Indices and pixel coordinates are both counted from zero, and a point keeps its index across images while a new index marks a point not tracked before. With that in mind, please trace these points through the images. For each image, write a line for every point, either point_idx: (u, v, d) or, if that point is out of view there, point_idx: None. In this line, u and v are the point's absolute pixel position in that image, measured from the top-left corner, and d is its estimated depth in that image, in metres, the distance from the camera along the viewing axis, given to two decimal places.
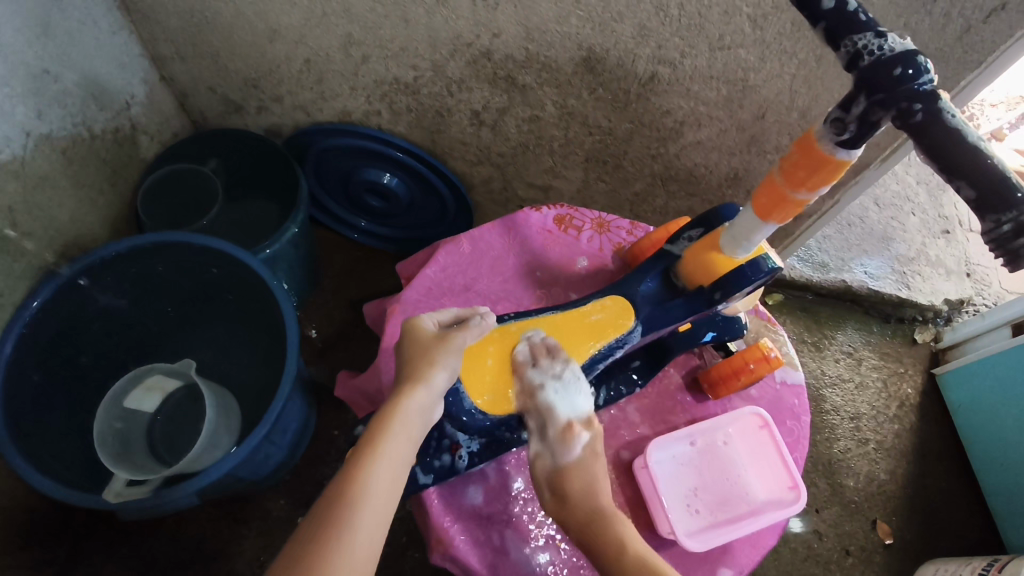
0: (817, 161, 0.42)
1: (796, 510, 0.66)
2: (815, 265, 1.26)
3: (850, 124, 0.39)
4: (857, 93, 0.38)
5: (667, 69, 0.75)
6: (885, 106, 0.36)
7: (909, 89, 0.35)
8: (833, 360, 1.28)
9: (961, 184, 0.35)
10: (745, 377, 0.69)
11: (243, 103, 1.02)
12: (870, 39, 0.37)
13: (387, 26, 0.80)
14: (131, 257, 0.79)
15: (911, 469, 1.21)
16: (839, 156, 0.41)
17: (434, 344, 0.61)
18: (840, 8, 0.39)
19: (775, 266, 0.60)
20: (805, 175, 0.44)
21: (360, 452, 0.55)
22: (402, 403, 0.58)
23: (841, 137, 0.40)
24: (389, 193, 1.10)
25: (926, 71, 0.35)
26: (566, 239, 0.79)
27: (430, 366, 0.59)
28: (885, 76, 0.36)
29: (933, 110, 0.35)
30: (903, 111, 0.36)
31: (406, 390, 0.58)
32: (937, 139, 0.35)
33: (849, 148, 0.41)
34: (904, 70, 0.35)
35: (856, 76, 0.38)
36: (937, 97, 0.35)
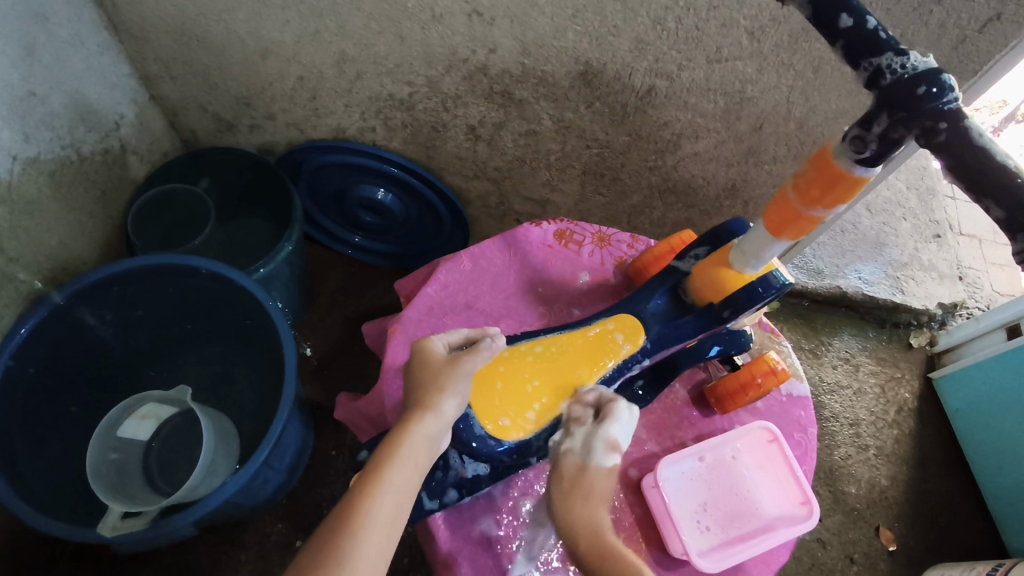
0: (835, 179, 0.42)
1: (808, 527, 0.64)
2: (810, 271, 1.26)
3: (871, 143, 0.38)
4: (879, 111, 0.37)
5: (665, 82, 0.75)
6: (909, 123, 0.36)
7: (935, 107, 0.34)
8: (831, 366, 1.28)
9: (987, 203, 0.35)
10: (753, 392, 0.68)
11: (235, 121, 1.01)
12: (891, 58, 0.36)
13: (382, 42, 0.79)
14: (123, 282, 0.77)
15: (912, 475, 1.21)
16: (856, 173, 0.41)
17: (443, 368, 0.60)
18: (859, 26, 0.38)
19: (786, 282, 0.59)
20: (823, 192, 0.43)
21: (367, 478, 0.54)
22: (410, 429, 0.56)
23: (861, 155, 0.40)
24: (383, 210, 1.09)
25: (951, 90, 0.34)
26: (567, 254, 0.78)
27: (439, 391, 0.59)
28: (908, 94, 0.35)
29: (959, 128, 0.34)
30: (928, 129, 0.35)
31: (415, 415, 0.57)
32: (963, 156, 0.34)
33: (869, 166, 0.40)
34: (928, 88, 0.34)
35: (877, 94, 0.37)
36: (963, 115, 0.34)
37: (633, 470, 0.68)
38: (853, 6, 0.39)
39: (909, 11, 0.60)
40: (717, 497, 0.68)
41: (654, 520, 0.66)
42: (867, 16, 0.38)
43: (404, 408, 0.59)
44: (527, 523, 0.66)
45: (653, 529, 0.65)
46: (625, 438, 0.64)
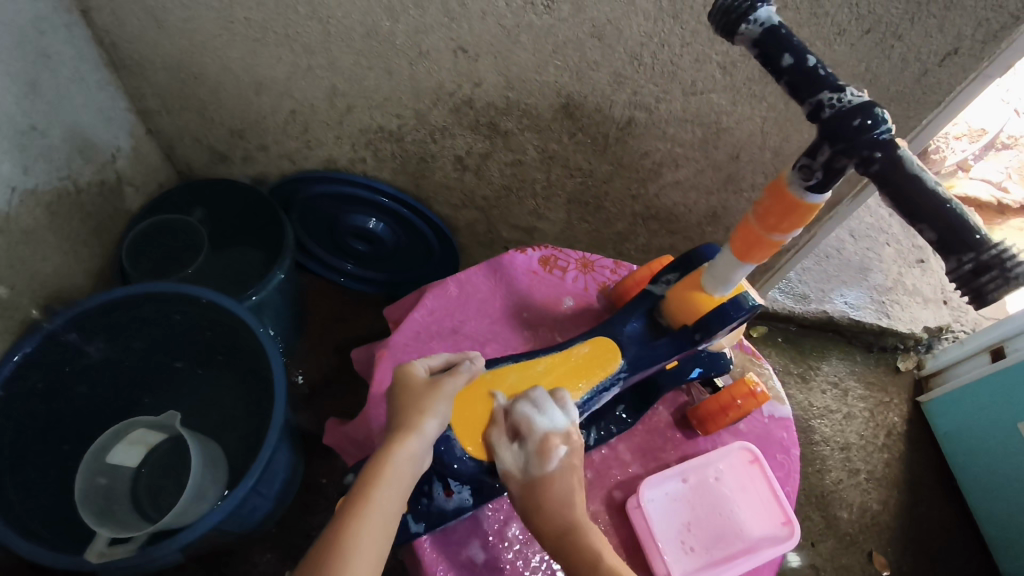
0: (790, 207, 0.44)
1: (790, 546, 0.65)
2: (796, 296, 1.28)
3: (817, 170, 0.41)
4: (822, 141, 0.40)
5: (643, 114, 0.78)
6: (848, 153, 0.39)
7: (870, 138, 0.38)
8: (820, 391, 1.29)
9: (922, 227, 0.38)
10: (732, 413, 0.70)
11: (229, 153, 1.03)
12: (831, 93, 0.40)
13: (371, 77, 0.82)
14: (117, 310, 0.78)
15: (904, 498, 1.20)
16: (807, 200, 0.43)
17: (424, 390, 0.61)
18: (800, 63, 0.42)
19: (756, 304, 0.61)
20: (778, 218, 0.45)
21: (351, 502, 0.54)
22: (392, 452, 0.57)
23: (808, 183, 0.42)
24: (374, 238, 1.11)
25: (884, 122, 0.38)
26: (552, 279, 0.79)
27: (420, 413, 0.59)
28: (847, 126, 0.38)
29: (892, 158, 0.37)
30: (866, 158, 0.38)
31: (398, 437, 0.58)
32: (899, 184, 0.37)
33: (819, 193, 0.42)
34: (863, 120, 0.38)
35: (819, 126, 0.40)
36: (896, 145, 0.38)
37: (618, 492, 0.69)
38: (796, 46, 0.42)
39: (871, 46, 0.63)
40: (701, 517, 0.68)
41: (639, 541, 0.66)
42: (808, 55, 0.42)
43: (387, 431, 0.60)
44: (513, 545, 0.66)
45: (638, 552, 0.66)
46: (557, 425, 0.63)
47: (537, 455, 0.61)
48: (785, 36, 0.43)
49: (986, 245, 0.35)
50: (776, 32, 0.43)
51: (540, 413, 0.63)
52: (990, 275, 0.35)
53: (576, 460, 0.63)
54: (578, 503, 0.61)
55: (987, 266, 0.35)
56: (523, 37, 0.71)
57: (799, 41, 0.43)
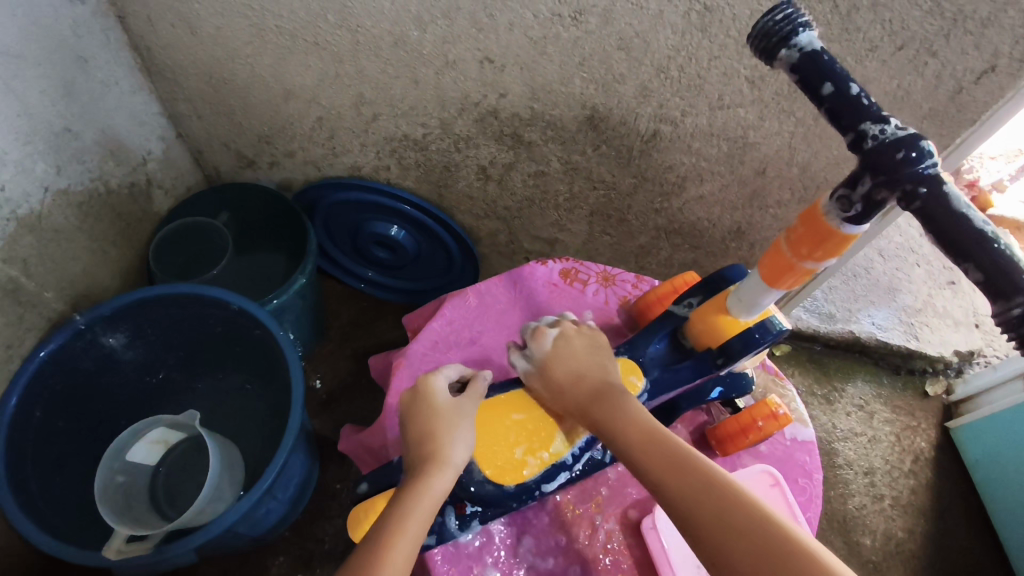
0: (824, 237, 0.42)
1: None
2: (822, 316, 1.26)
3: (857, 203, 0.39)
4: (862, 173, 0.38)
5: (669, 127, 0.77)
6: (890, 187, 0.37)
7: (915, 172, 0.36)
8: (845, 413, 1.26)
9: (967, 266, 0.36)
10: (753, 435, 0.68)
11: (256, 158, 1.05)
12: (873, 124, 0.38)
13: (398, 86, 0.82)
14: (141, 310, 0.80)
15: (930, 527, 1.17)
16: (845, 231, 0.41)
17: (444, 415, 0.61)
18: (842, 92, 0.40)
19: (782, 329, 0.60)
20: (812, 247, 0.43)
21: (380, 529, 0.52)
22: (420, 483, 0.55)
23: (847, 214, 0.40)
24: (396, 245, 1.11)
25: (930, 155, 0.36)
26: (572, 293, 0.79)
27: (441, 440, 0.58)
28: (889, 159, 0.37)
29: (937, 194, 0.36)
30: (909, 193, 0.36)
31: (424, 468, 0.56)
32: (944, 222, 0.36)
33: (857, 224, 0.40)
34: (907, 153, 0.36)
35: (860, 157, 0.38)
36: (941, 180, 0.36)
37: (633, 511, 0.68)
38: (837, 74, 0.40)
39: (904, 63, 0.62)
40: None
41: (653, 563, 0.65)
42: (851, 82, 0.40)
43: (408, 464, 0.58)
44: (525, 561, 0.64)
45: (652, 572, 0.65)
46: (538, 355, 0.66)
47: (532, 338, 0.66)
48: (827, 63, 0.40)
49: None
50: (817, 57, 0.40)
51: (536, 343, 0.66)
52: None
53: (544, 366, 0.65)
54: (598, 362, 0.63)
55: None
56: (549, 49, 0.71)
57: (841, 67, 0.41)
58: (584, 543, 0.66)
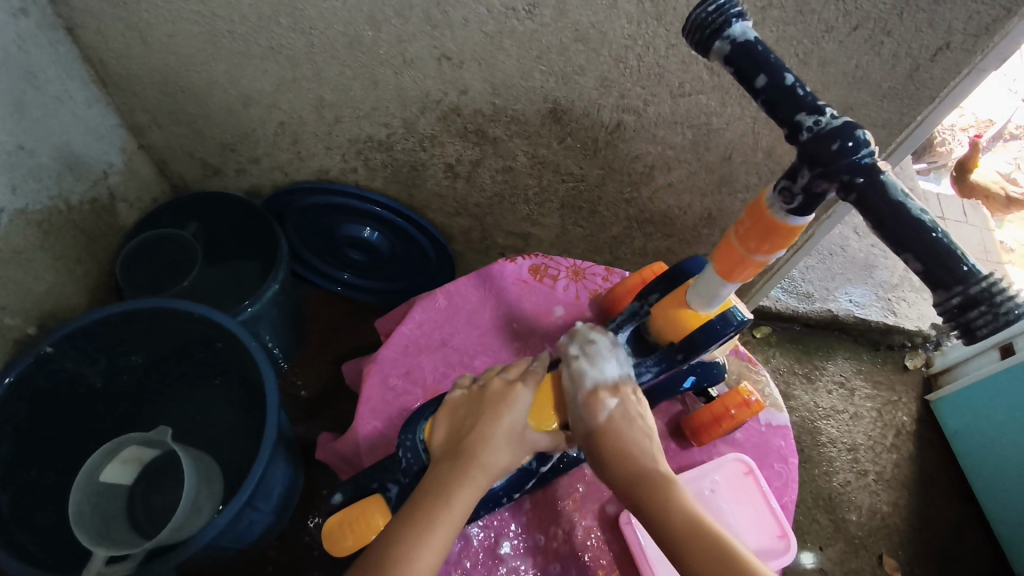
0: (770, 230, 0.41)
1: (788, 560, 0.65)
2: (800, 295, 1.27)
3: (798, 195, 0.38)
4: (801, 165, 0.38)
5: (632, 117, 0.76)
6: (828, 179, 0.37)
7: (852, 162, 0.36)
8: (826, 391, 1.27)
9: (907, 256, 0.36)
10: (726, 424, 0.69)
11: (222, 166, 1.03)
12: (809, 116, 0.38)
13: (357, 87, 0.81)
14: (109, 328, 0.79)
15: (914, 499, 1.18)
16: (790, 222, 0.40)
17: (507, 424, 0.58)
18: (776, 82, 0.40)
19: (744, 319, 0.60)
20: (759, 240, 0.43)
21: (413, 525, 0.51)
22: (460, 487, 0.54)
23: (790, 206, 0.39)
24: (370, 247, 1.10)
25: (865, 144, 0.36)
26: (542, 289, 0.78)
27: (494, 448, 0.57)
28: (825, 150, 0.36)
29: (874, 182, 0.36)
30: (846, 183, 0.36)
31: (467, 471, 0.55)
32: (881, 211, 0.36)
33: (801, 215, 0.40)
34: (843, 143, 0.36)
35: (797, 149, 0.38)
36: (879, 169, 0.36)
37: (610, 506, 0.68)
38: (772, 65, 0.40)
39: (860, 43, 0.62)
40: None
41: (632, 557, 0.65)
42: (786, 72, 0.40)
43: (450, 450, 0.57)
44: (505, 561, 0.65)
45: (632, 566, 0.65)
46: (614, 369, 0.62)
47: (587, 405, 0.59)
48: (761, 54, 0.41)
49: (974, 278, 0.34)
50: (752, 48, 0.41)
51: (591, 366, 0.62)
52: (978, 310, 0.34)
53: (634, 410, 0.60)
54: (644, 450, 0.57)
55: (976, 302, 0.34)
56: (506, 43, 0.70)
57: (776, 58, 0.41)
58: (562, 540, 0.66)
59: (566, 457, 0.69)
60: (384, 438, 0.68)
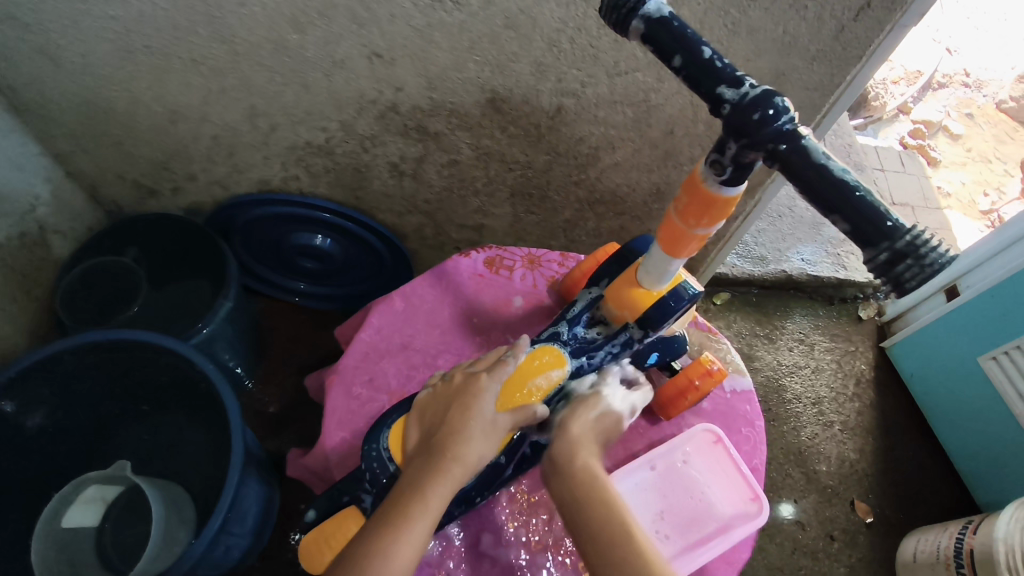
0: (706, 203, 0.41)
1: (762, 521, 0.66)
2: (754, 259, 1.31)
3: (728, 166, 0.38)
4: (727, 136, 0.38)
5: (572, 100, 0.76)
6: (753, 149, 0.37)
7: (774, 129, 0.36)
8: (788, 348, 1.31)
9: (835, 218, 0.36)
10: (692, 395, 0.70)
11: (157, 186, 0.99)
12: (728, 88, 0.38)
13: (289, 93, 0.79)
14: (54, 367, 0.75)
15: (877, 443, 1.23)
16: (724, 194, 0.41)
17: (477, 415, 0.57)
18: (694, 57, 0.39)
19: (695, 291, 0.61)
20: (697, 215, 0.43)
21: (386, 527, 0.50)
22: (434, 484, 0.52)
23: (722, 177, 0.39)
24: (323, 255, 1.08)
25: (785, 111, 0.36)
26: (498, 280, 0.78)
27: (467, 440, 0.55)
28: (748, 121, 0.36)
29: (797, 147, 0.36)
30: (771, 150, 0.36)
31: (440, 466, 0.53)
32: (807, 174, 0.36)
33: (733, 185, 0.40)
34: (764, 112, 0.36)
35: (722, 122, 0.38)
36: (800, 135, 0.36)
37: None
38: (690, 39, 0.40)
39: (786, 8, 0.63)
40: (673, 502, 0.67)
41: None
42: (702, 45, 0.39)
43: (426, 449, 0.56)
44: (488, 559, 0.65)
45: None
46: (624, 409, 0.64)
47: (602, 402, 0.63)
48: (677, 29, 0.40)
49: (900, 233, 0.34)
50: (667, 24, 0.40)
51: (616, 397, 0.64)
52: (906, 265, 0.34)
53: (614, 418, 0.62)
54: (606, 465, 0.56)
55: (904, 257, 0.34)
56: (437, 36, 0.69)
57: (693, 31, 0.40)
58: (543, 530, 0.67)
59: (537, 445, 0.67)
60: (351, 449, 0.67)
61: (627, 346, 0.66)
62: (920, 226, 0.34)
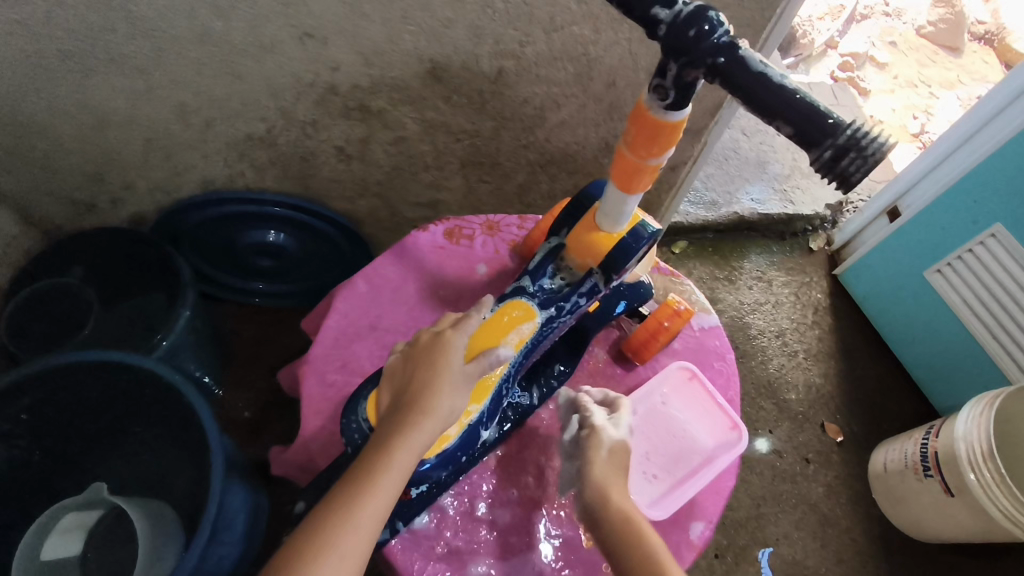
0: (655, 130, 0.42)
1: (742, 448, 0.69)
2: (706, 204, 1.34)
3: (670, 89, 0.39)
4: (666, 57, 0.38)
5: (512, 61, 0.76)
6: (693, 65, 0.37)
7: (711, 44, 0.36)
8: (747, 287, 1.35)
9: (778, 124, 0.37)
10: (663, 336, 0.72)
11: (94, 199, 0.94)
12: (661, 7, 0.37)
13: (221, 85, 0.76)
14: (10, 400, 0.72)
15: (839, 366, 1.29)
16: (671, 119, 0.41)
17: (447, 367, 0.57)
18: None
19: (654, 230, 0.61)
20: (648, 144, 0.44)
21: (358, 482, 0.51)
22: (404, 437, 0.53)
23: (666, 102, 0.40)
24: (278, 250, 1.06)
25: (720, 24, 0.36)
26: (460, 250, 0.78)
27: (438, 394, 0.56)
28: (684, 38, 0.36)
29: (734, 59, 0.36)
30: (710, 66, 0.37)
31: (410, 421, 0.54)
32: (747, 83, 0.36)
33: (679, 109, 0.41)
34: (700, 28, 0.36)
35: (659, 44, 0.38)
36: (737, 46, 0.37)
37: None
38: None
39: None
40: (656, 443, 0.70)
41: None
42: None
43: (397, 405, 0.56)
44: (485, 521, 0.66)
45: None
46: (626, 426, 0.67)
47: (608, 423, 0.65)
48: None
49: (840, 128, 0.34)
50: None
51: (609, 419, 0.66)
52: (849, 158, 0.34)
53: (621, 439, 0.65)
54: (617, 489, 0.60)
55: (846, 150, 0.34)
56: (367, 8, 0.67)
57: None
58: (533, 487, 0.68)
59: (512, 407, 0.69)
60: (335, 436, 0.67)
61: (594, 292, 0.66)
62: (858, 120, 0.35)
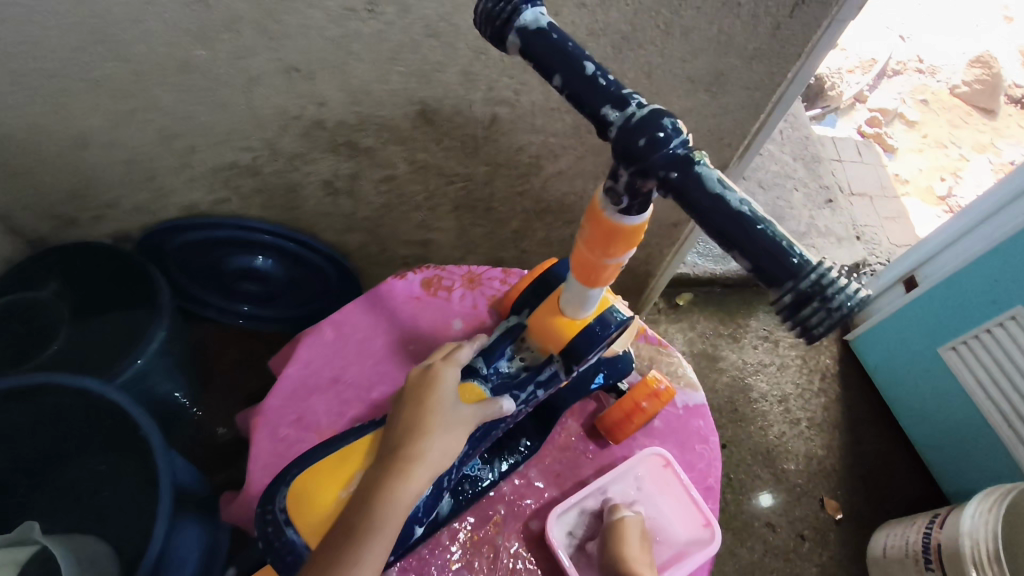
0: (608, 232, 0.38)
1: (714, 549, 0.63)
2: (715, 257, 1.29)
3: (622, 194, 0.35)
4: (618, 163, 0.34)
5: (506, 108, 0.72)
6: (645, 176, 0.33)
7: (665, 155, 0.32)
8: (752, 347, 1.29)
9: (735, 254, 0.33)
10: (637, 418, 0.68)
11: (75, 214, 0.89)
12: (614, 109, 0.34)
13: (204, 112, 0.73)
14: None
15: (844, 437, 1.22)
16: (626, 223, 0.37)
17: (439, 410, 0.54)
18: (577, 74, 0.36)
19: (623, 318, 0.59)
20: (603, 243, 0.39)
21: (349, 544, 0.49)
22: (394, 487, 0.50)
23: (620, 206, 0.36)
24: (263, 276, 1.03)
25: (676, 134, 0.32)
26: (437, 302, 0.74)
27: (428, 438, 0.53)
28: (635, 146, 0.33)
29: (690, 175, 0.33)
30: (662, 179, 0.33)
31: (400, 470, 0.51)
32: (701, 204, 0.33)
33: (634, 214, 0.37)
34: (653, 136, 0.32)
35: (610, 146, 0.34)
36: (693, 161, 0.33)
37: (535, 522, 0.65)
38: (576, 56, 0.37)
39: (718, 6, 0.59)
40: None
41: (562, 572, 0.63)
42: (584, 61, 0.37)
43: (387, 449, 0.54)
44: None
45: None
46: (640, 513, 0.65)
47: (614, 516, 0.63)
48: (559, 45, 0.37)
49: (804, 271, 0.31)
50: (546, 37, 0.38)
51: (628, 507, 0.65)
52: (811, 305, 0.31)
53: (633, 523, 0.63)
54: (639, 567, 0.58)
55: (808, 296, 0.31)
56: (355, 47, 0.64)
57: (575, 45, 0.38)
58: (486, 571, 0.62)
59: (469, 480, 0.64)
60: None
61: (554, 380, 0.63)
62: (824, 260, 0.31)
